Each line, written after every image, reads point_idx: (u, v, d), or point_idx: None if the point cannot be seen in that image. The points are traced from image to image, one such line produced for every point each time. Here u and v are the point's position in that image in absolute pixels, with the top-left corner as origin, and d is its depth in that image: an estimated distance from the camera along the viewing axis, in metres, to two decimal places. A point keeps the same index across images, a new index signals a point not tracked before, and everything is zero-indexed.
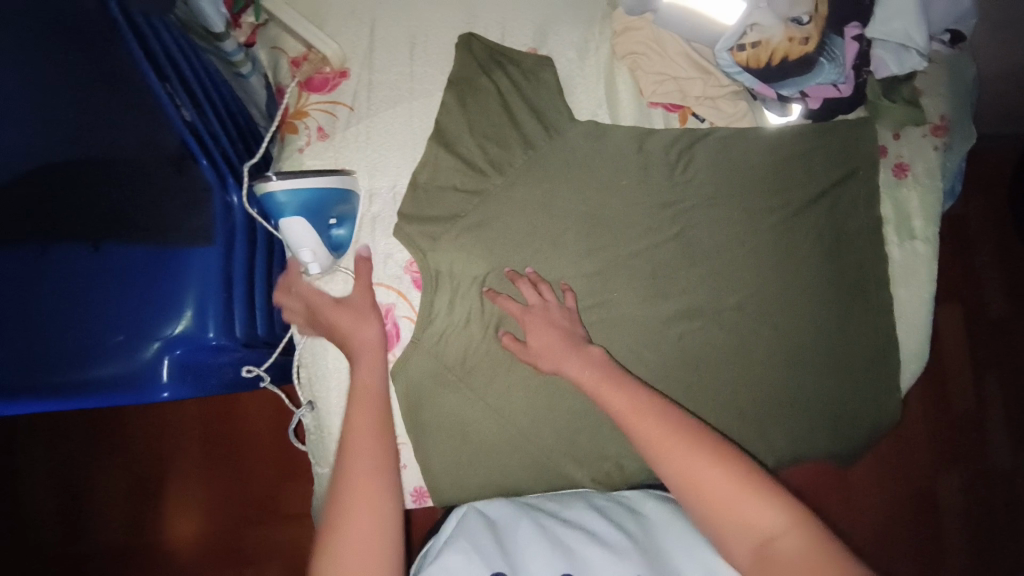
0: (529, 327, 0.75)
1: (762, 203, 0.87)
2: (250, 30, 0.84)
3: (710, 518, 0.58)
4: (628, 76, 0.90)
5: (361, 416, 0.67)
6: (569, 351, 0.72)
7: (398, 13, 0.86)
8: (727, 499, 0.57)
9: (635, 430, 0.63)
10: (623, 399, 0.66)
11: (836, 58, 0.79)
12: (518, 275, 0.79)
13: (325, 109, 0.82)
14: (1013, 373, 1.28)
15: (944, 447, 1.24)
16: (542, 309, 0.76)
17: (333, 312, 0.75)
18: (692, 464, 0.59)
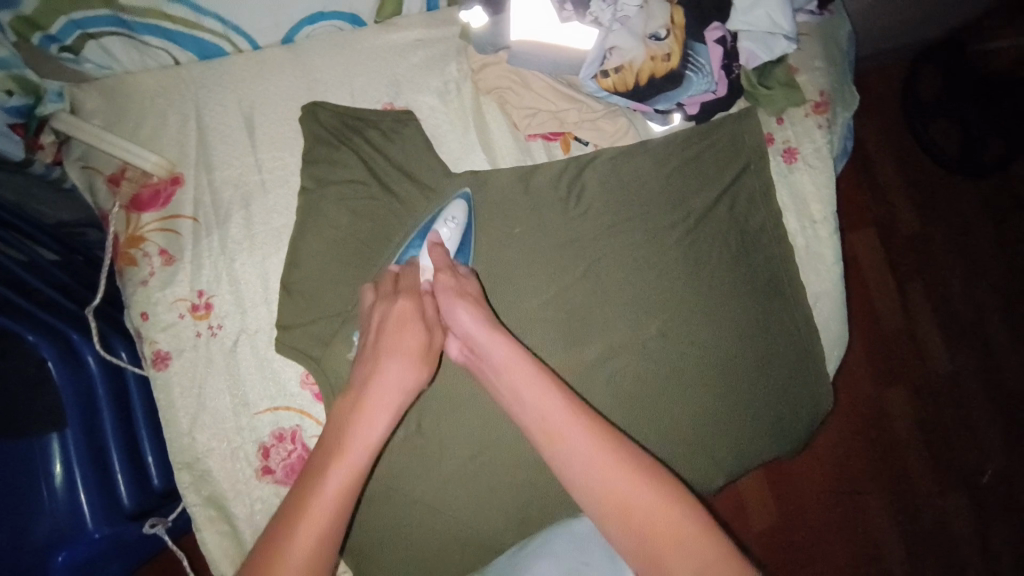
0: (450, 311, 0.65)
1: (665, 220, 0.84)
2: (54, 148, 0.72)
3: (602, 519, 0.54)
4: (499, 113, 0.83)
5: (395, 368, 0.60)
6: (490, 329, 0.64)
7: (224, 94, 0.76)
8: (609, 489, 0.54)
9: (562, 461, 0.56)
10: (524, 372, 0.61)
11: (702, 68, 0.76)
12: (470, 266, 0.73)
13: (163, 227, 0.72)
14: (929, 293, 1.31)
15: (896, 395, 1.26)
16: (473, 305, 0.66)
17: (385, 373, 0.60)
18: (581, 455, 0.55)
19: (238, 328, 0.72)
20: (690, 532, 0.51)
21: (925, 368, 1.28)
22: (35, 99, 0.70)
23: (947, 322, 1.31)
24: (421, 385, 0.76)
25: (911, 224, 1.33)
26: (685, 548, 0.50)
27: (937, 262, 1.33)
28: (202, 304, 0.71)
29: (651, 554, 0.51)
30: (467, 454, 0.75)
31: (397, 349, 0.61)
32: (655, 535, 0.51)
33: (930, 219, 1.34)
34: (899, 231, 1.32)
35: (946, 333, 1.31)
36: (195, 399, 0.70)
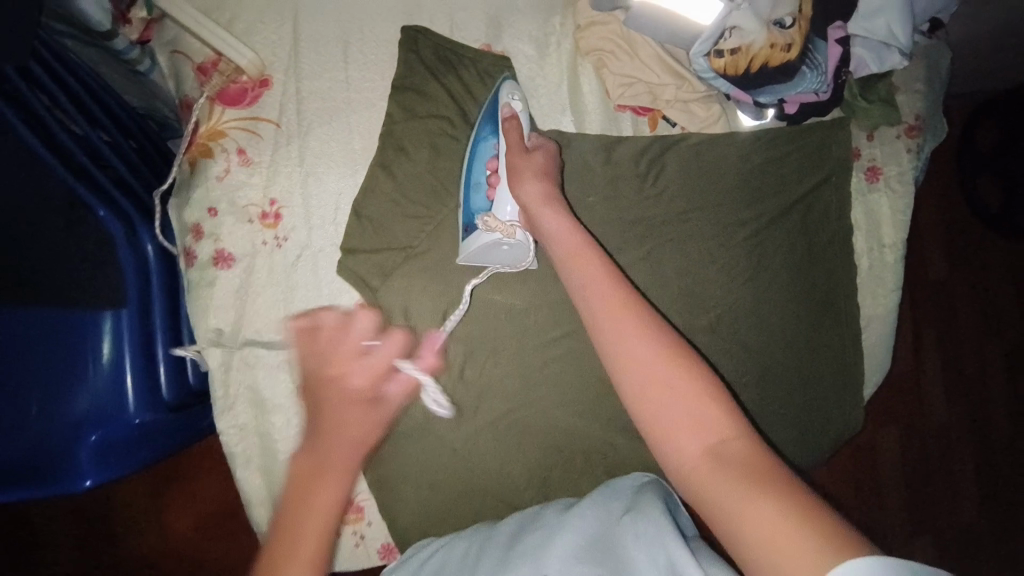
0: (537, 212, 0.62)
1: (736, 215, 0.83)
2: (142, 26, 0.72)
3: (642, 408, 0.50)
4: (593, 75, 0.81)
5: (330, 493, 0.51)
6: (550, 200, 0.63)
7: (325, 5, 0.73)
8: (674, 406, 0.49)
9: (610, 336, 0.53)
10: (606, 283, 0.56)
11: (817, 66, 0.75)
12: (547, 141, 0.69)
13: (244, 127, 0.70)
14: (960, 341, 1.27)
15: (905, 435, 1.25)
16: (542, 159, 0.66)
17: (322, 493, 0.51)
18: (651, 369, 0.50)
19: (302, 243, 0.71)
20: (753, 455, 0.47)
21: (932, 419, 1.26)
22: None
23: (958, 377, 1.27)
24: (469, 335, 0.75)
25: (949, 279, 1.29)
26: (749, 463, 0.46)
27: (980, 311, 1.28)
28: (271, 213, 0.70)
29: (725, 475, 0.45)
30: (501, 410, 0.76)
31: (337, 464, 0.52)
32: (719, 457, 0.47)
33: (973, 266, 1.29)
34: (949, 276, 1.29)
35: (969, 384, 1.27)
36: (250, 305, 0.70)
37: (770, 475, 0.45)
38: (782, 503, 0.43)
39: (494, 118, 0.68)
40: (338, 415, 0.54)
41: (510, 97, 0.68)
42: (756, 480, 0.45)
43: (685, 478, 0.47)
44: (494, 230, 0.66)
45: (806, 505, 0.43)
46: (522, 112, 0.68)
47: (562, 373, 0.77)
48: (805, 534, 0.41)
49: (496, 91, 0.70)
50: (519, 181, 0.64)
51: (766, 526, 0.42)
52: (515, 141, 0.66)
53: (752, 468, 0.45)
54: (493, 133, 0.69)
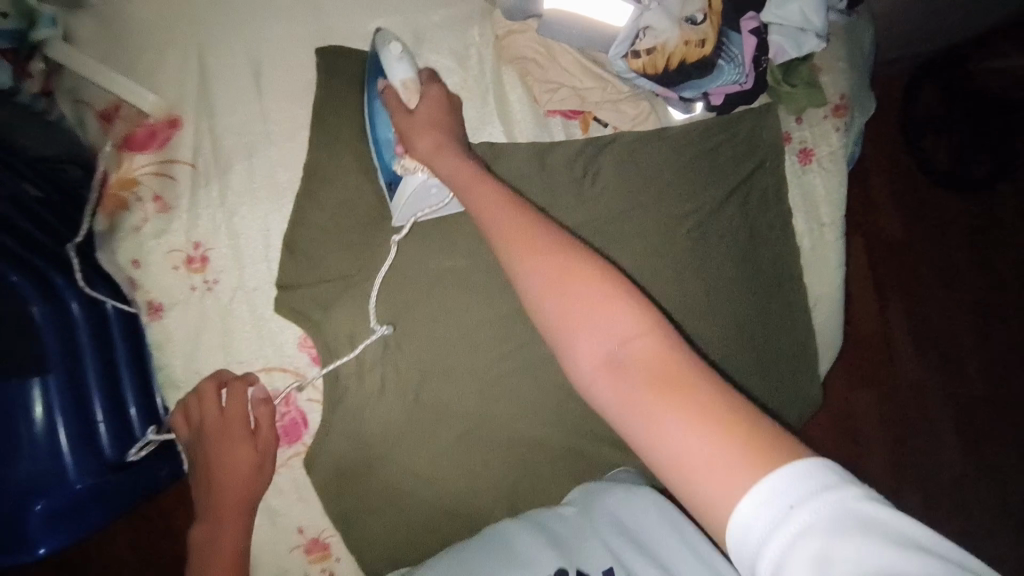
0: (431, 159, 0.62)
1: (677, 210, 0.83)
2: (43, 79, 0.67)
3: (551, 324, 0.48)
4: (518, 84, 0.80)
5: (238, 468, 0.64)
6: (451, 149, 0.62)
7: (232, 36, 0.71)
8: (584, 323, 0.47)
9: (544, 291, 0.49)
10: (545, 263, 0.49)
11: (734, 58, 0.76)
12: (435, 77, 0.68)
13: (158, 171, 0.68)
14: (916, 305, 1.30)
15: (875, 399, 1.27)
16: (428, 111, 0.64)
17: (230, 466, 0.64)
18: (575, 304, 0.47)
19: (234, 285, 0.69)
20: (665, 362, 0.44)
21: (899, 383, 1.28)
22: (28, 24, 0.65)
23: (916, 339, 1.30)
24: (419, 358, 0.74)
25: (898, 246, 1.31)
26: (656, 373, 0.43)
27: (930, 273, 1.31)
28: (197, 257, 0.68)
29: (633, 392, 0.43)
30: (460, 429, 0.75)
31: (220, 466, 0.64)
32: (625, 369, 0.44)
33: (921, 230, 1.32)
34: (898, 241, 1.31)
35: (928, 344, 1.30)
36: (188, 354, 0.69)
37: (687, 387, 0.42)
38: (707, 421, 0.40)
39: (379, 71, 0.68)
40: (224, 424, 0.65)
41: (387, 45, 0.68)
42: (695, 405, 0.41)
43: (600, 401, 0.46)
44: (413, 170, 0.68)
45: (727, 411, 0.40)
46: (400, 51, 0.67)
47: (517, 386, 0.76)
48: (726, 449, 0.39)
49: (375, 46, 0.69)
50: (412, 138, 0.63)
51: (690, 450, 0.40)
52: (397, 105, 0.65)
53: (677, 386, 0.42)
54: (376, 83, 0.69)
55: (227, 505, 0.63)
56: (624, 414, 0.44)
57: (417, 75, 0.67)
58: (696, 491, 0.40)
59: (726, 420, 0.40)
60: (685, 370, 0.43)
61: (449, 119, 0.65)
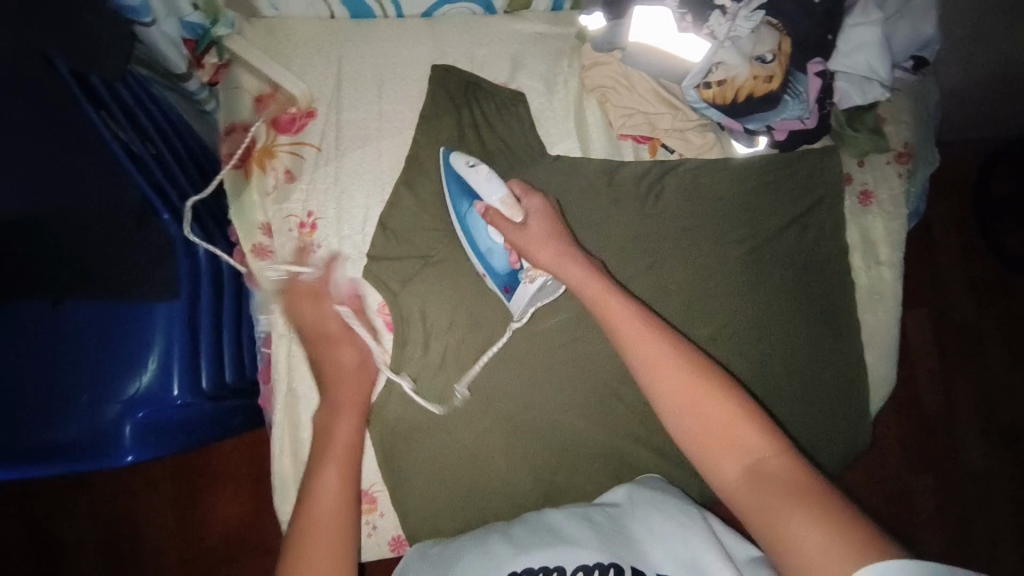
0: (560, 269, 0.72)
1: (734, 234, 0.89)
2: (213, 70, 0.83)
3: (681, 437, 0.61)
4: (597, 109, 0.90)
5: (347, 427, 0.72)
6: (569, 256, 0.72)
7: (365, 49, 0.85)
8: (718, 446, 0.59)
9: (647, 363, 0.64)
10: (630, 319, 0.66)
11: (799, 95, 0.79)
12: (529, 189, 0.77)
13: (291, 150, 0.81)
14: (980, 373, 1.26)
15: (927, 466, 1.23)
16: (539, 222, 0.74)
17: (341, 363, 0.76)
18: (705, 424, 0.60)
19: (334, 250, 0.80)
20: (793, 475, 0.56)
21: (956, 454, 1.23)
22: (211, 21, 0.79)
23: (980, 409, 1.25)
24: (480, 337, 0.81)
25: (966, 315, 1.28)
26: (788, 485, 0.55)
27: (996, 342, 1.27)
28: (308, 223, 0.79)
29: (768, 495, 0.55)
30: (510, 411, 0.80)
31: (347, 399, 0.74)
32: (762, 479, 0.57)
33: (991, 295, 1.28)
34: (965, 305, 1.28)
35: (988, 417, 1.25)
36: (284, 306, 0.79)
37: (803, 494, 0.54)
38: (823, 527, 0.52)
39: (472, 194, 0.77)
40: (337, 353, 0.76)
41: (471, 167, 0.76)
42: (796, 499, 0.54)
43: (726, 494, 0.59)
44: (536, 278, 0.77)
45: (836, 517, 0.52)
46: (488, 172, 0.76)
47: (566, 377, 0.81)
48: (834, 543, 0.51)
49: (449, 157, 0.79)
50: (534, 249, 0.73)
51: (805, 539, 0.52)
52: (505, 224, 0.73)
53: (808, 501, 0.54)
54: (472, 202, 0.77)
55: (334, 452, 0.70)
56: (744, 511, 0.57)
57: (511, 191, 0.76)
58: (801, 568, 0.51)
59: (836, 527, 0.52)
60: (796, 473, 0.57)
61: (559, 226, 0.75)
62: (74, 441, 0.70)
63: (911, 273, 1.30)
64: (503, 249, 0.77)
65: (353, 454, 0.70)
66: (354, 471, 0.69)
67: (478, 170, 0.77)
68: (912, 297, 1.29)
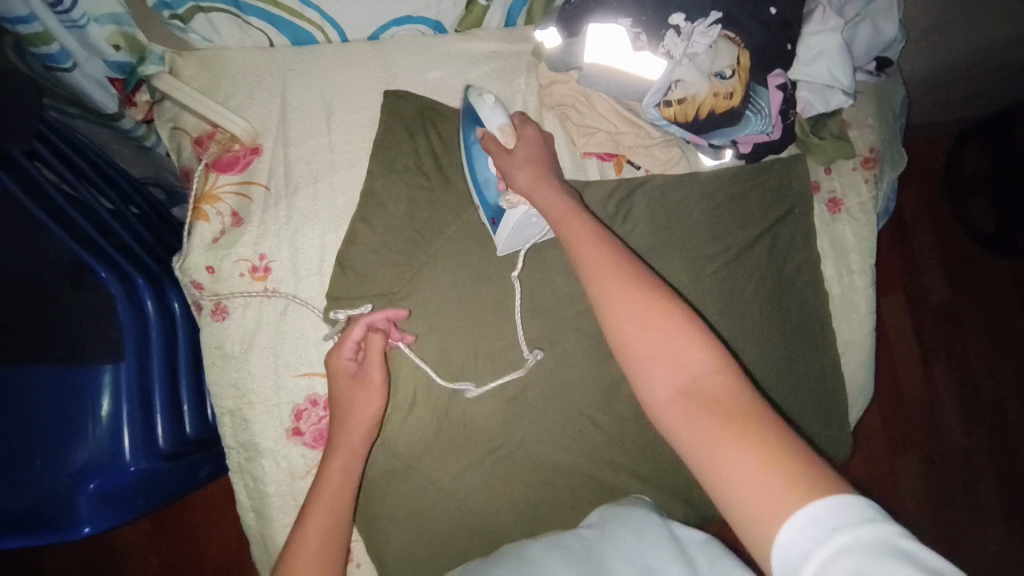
0: (529, 189, 0.67)
1: (704, 250, 0.87)
2: (147, 107, 0.79)
3: (625, 346, 0.53)
4: (559, 127, 0.87)
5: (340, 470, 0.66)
6: (541, 172, 0.67)
7: (311, 78, 0.81)
8: (661, 349, 0.51)
9: (595, 268, 0.57)
10: (587, 239, 0.60)
11: (762, 110, 0.77)
12: (526, 119, 0.72)
13: (237, 191, 0.76)
14: (955, 363, 1.27)
15: (909, 460, 1.24)
16: (525, 148, 0.69)
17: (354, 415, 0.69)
18: (652, 337, 0.52)
19: (290, 294, 0.76)
20: (733, 397, 0.48)
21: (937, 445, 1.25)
22: (138, 59, 0.74)
23: (957, 398, 1.26)
24: (449, 374, 0.78)
25: (939, 306, 1.29)
26: (724, 407, 0.48)
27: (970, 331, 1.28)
28: (261, 267, 0.76)
29: (706, 420, 0.47)
30: (485, 449, 0.78)
31: (346, 445, 0.68)
32: (698, 401, 0.49)
33: (961, 285, 1.29)
34: (937, 296, 1.29)
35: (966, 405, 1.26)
36: (241, 357, 0.75)
37: (754, 427, 0.46)
38: (759, 455, 0.44)
39: (474, 121, 0.74)
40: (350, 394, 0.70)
41: (481, 96, 0.74)
42: (734, 425, 0.46)
43: (657, 414, 0.51)
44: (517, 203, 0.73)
45: (777, 442, 0.45)
46: (493, 101, 0.73)
47: (541, 408, 0.79)
48: (770, 475, 0.43)
49: (468, 98, 0.76)
50: (509, 173, 0.68)
51: (740, 464, 0.45)
52: (497, 149, 0.69)
53: (747, 425, 0.46)
54: (475, 129, 0.74)
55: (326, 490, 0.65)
56: (681, 436, 0.49)
57: (511, 118, 0.72)
58: (729, 497, 0.45)
59: (776, 449, 0.44)
60: (737, 392, 0.49)
61: (542, 153, 0.70)
62: (22, 517, 0.66)
63: (883, 268, 1.31)
64: (497, 181, 0.73)
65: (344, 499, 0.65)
66: (348, 513, 0.64)
67: (485, 100, 0.73)
68: (885, 292, 1.30)
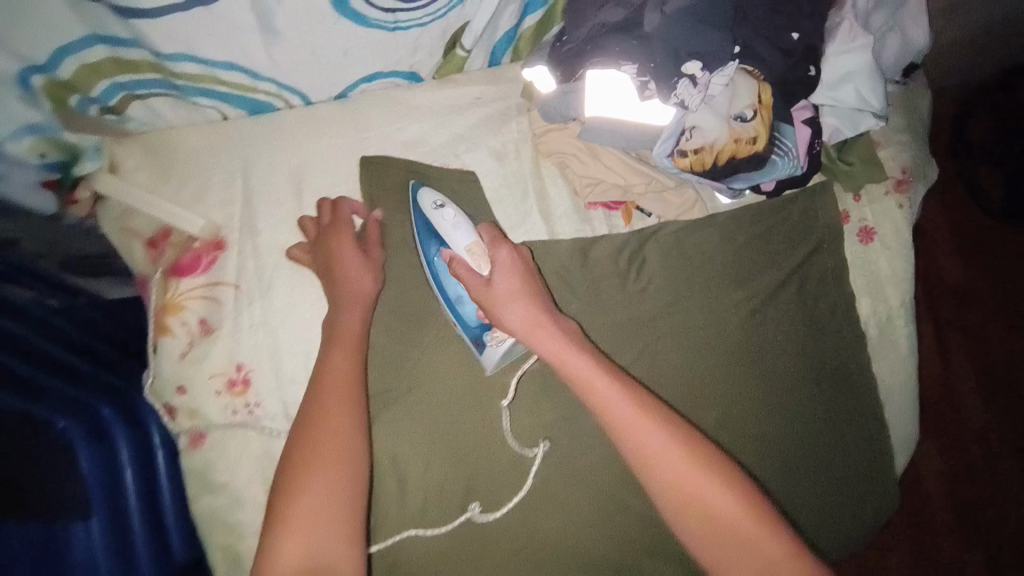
0: (531, 340, 0.61)
1: (729, 300, 0.79)
2: (91, 204, 0.69)
3: (669, 510, 0.53)
4: (557, 177, 0.78)
5: (326, 465, 0.51)
6: (549, 324, 0.61)
7: (275, 153, 0.72)
8: (709, 525, 0.52)
9: (638, 452, 0.54)
10: (608, 391, 0.57)
11: (789, 151, 0.68)
12: (498, 236, 0.66)
13: (204, 294, 0.68)
14: (988, 364, 1.19)
15: (956, 477, 1.14)
16: (506, 276, 0.63)
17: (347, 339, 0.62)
18: (708, 505, 0.52)
19: (275, 406, 0.67)
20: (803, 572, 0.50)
21: (983, 457, 1.15)
22: (71, 158, 0.67)
23: (998, 402, 1.18)
24: (462, 472, 0.71)
25: (964, 300, 1.21)
26: None
27: (1003, 327, 1.21)
28: (239, 380, 0.67)
29: None
30: (510, 552, 0.70)
31: (335, 388, 0.57)
32: None
33: (992, 281, 1.22)
34: (966, 295, 1.21)
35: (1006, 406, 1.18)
36: (225, 484, 0.66)
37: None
38: None
39: (439, 238, 0.68)
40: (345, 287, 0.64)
41: (440, 209, 0.68)
42: None
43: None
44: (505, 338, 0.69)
45: None
46: (455, 215, 0.67)
47: (565, 498, 0.72)
48: None
49: (417, 202, 0.70)
50: (498, 311, 0.62)
51: None
52: (470, 276, 0.64)
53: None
54: (439, 246, 0.68)
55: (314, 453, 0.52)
56: None
57: (479, 236, 0.67)
58: None
59: None
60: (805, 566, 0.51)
61: (534, 282, 0.64)
62: None
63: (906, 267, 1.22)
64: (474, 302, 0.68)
65: (344, 445, 0.53)
66: (361, 477, 0.52)
67: (441, 209, 0.68)
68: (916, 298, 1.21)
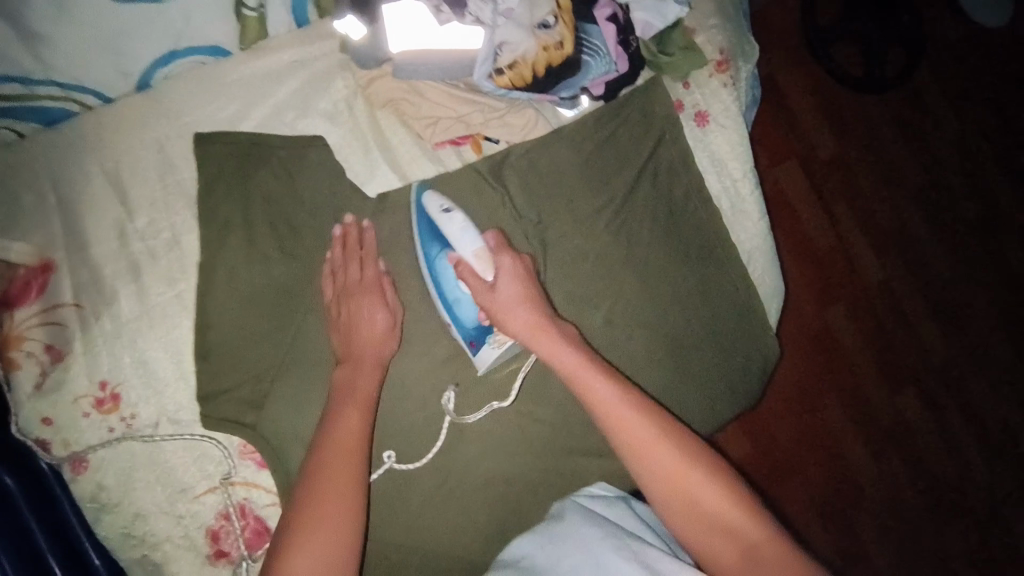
0: (530, 342, 0.65)
1: (590, 206, 0.82)
2: None
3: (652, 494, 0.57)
4: (397, 125, 0.77)
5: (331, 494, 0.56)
6: (542, 315, 0.66)
7: (86, 160, 0.68)
8: (683, 504, 0.56)
9: (626, 438, 0.59)
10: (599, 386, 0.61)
11: (598, 50, 0.75)
12: (503, 244, 0.69)
13: (44, 321, 0.64)
14: (863, 207, 1.28)
15: (852, 307, 1.25)
16: (509, 283, 0.67)
17: (375, 325, 0.66)
18: (679, 482, 0.56)
19: (154, 414, 0.66)
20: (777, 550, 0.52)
21: (870, 286, 1.26)
22: None
23: (878, 238, 1.27)
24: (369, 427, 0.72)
25: (830, 152, 1.28)
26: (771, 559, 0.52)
27: (869, 169, 1.29)
28: (107, 397, 0.64)
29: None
30: (434, 485, 0.73)
31: (353, 398, 0.62)
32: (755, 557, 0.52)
33: (848, 136, 1.30)
34: (831, 152, 1.29)
35: (884, 238, 1.28)
36: (122, 503, 0.64)
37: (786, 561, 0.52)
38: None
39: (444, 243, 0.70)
40: (360, 292, 0.67)
41: (445, 214, 0.69)
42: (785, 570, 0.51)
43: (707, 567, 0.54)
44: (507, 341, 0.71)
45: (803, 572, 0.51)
46: (461, 221, 0.69)
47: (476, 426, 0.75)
48: None
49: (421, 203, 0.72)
50: (498, 314, 0.66)
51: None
52: (477, 283, 0.67)
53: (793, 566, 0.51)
54: (441, 248, 0.70)
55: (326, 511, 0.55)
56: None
57: (485, 239, 0.69)
58: None
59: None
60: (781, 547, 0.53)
61: (533, 287, 0.68)
62: None
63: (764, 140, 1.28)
64: (471, 302, 0.70)
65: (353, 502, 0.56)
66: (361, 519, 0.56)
67: (448, 215, 0.70)
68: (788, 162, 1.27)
